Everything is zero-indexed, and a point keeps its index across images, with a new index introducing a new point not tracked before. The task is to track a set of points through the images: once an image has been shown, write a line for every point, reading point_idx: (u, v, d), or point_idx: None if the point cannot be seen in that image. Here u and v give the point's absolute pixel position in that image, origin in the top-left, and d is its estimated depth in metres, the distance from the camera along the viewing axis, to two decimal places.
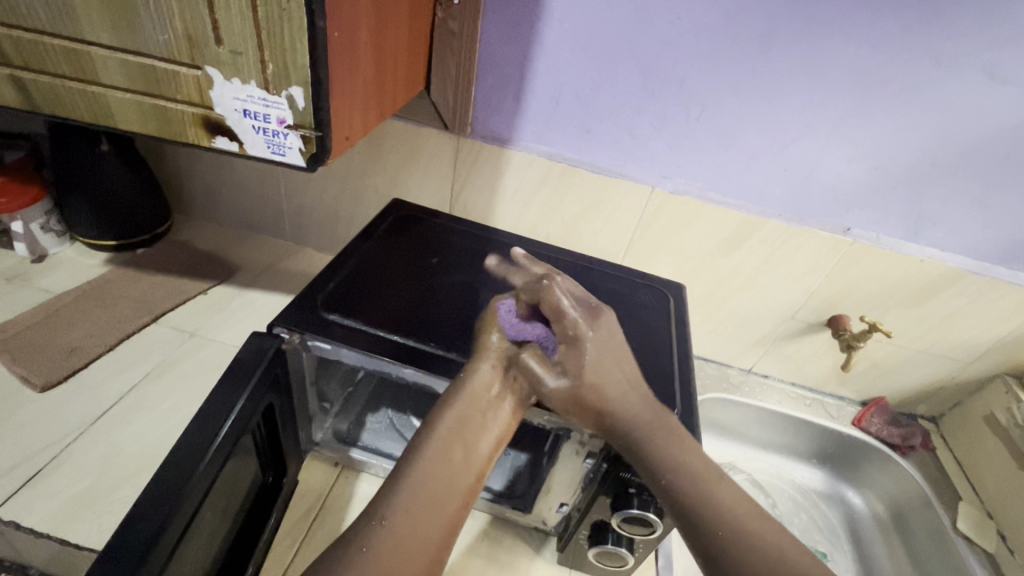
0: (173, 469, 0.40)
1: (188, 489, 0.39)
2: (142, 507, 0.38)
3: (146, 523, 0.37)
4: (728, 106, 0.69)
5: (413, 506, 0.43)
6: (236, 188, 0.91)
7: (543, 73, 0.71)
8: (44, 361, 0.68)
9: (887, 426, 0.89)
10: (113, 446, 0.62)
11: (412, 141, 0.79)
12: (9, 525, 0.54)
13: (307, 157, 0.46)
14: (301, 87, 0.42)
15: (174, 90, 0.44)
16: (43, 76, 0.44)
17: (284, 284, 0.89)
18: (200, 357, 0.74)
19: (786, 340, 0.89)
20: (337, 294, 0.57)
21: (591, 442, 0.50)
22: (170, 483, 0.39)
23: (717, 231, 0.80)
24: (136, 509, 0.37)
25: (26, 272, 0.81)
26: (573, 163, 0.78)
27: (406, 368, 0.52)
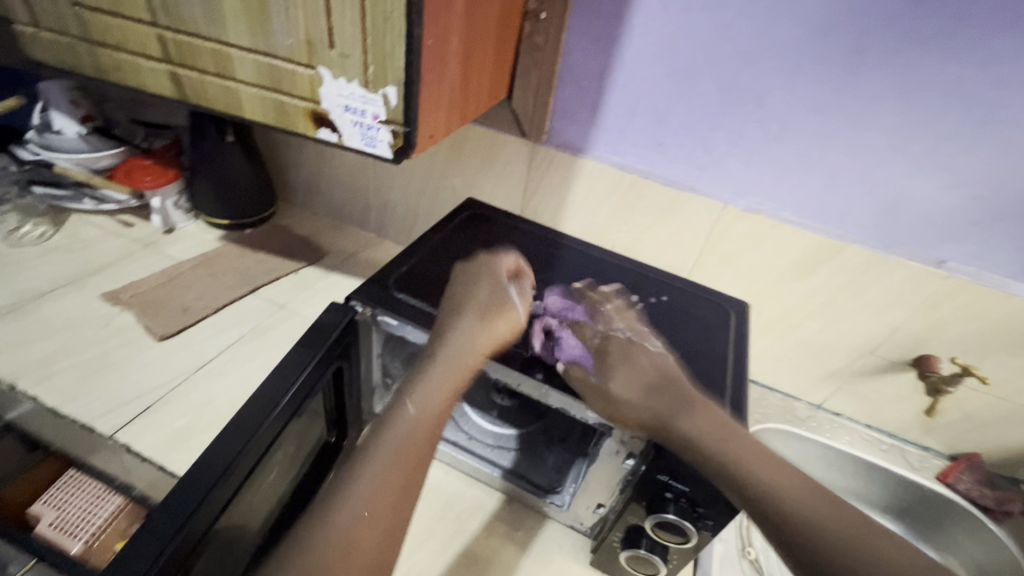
0: (249, 411, 0.46)
1: (263, 428, 0.46)
2: (218, 443, 0.44)
3: (223, 454, 0.43)
4: (811, 125, 0.67)
5: (361, 495, 0.42)
6: (333, 181, 1.01)
7: (621, 85, 0.73)
8: (164, 316, 0.79)
9: (979, 486, 0.81)
10: (209, 394, 0.71)
11: (491, 146, 0.84)
12: (123, 448, 0.64)
13: (394, 150, 0.52)
14: (395, 87, 0.48)
15: (291, 86, 0.51)
16: (193, 72, 0.53)
17: (363, 270, 0.97)
18: (286, 326, 0.83)
19: (864, 377, 0.83)
20: (406, 276, 0.61)
21: (632, 442, 0.50)
22: (240, 429, 0.45)
23: (790, 253, 0.76)
24: (213, 444, 0.44)
25: (158, 241, 0.95)
26: (644, 175, 0.78)
27: None
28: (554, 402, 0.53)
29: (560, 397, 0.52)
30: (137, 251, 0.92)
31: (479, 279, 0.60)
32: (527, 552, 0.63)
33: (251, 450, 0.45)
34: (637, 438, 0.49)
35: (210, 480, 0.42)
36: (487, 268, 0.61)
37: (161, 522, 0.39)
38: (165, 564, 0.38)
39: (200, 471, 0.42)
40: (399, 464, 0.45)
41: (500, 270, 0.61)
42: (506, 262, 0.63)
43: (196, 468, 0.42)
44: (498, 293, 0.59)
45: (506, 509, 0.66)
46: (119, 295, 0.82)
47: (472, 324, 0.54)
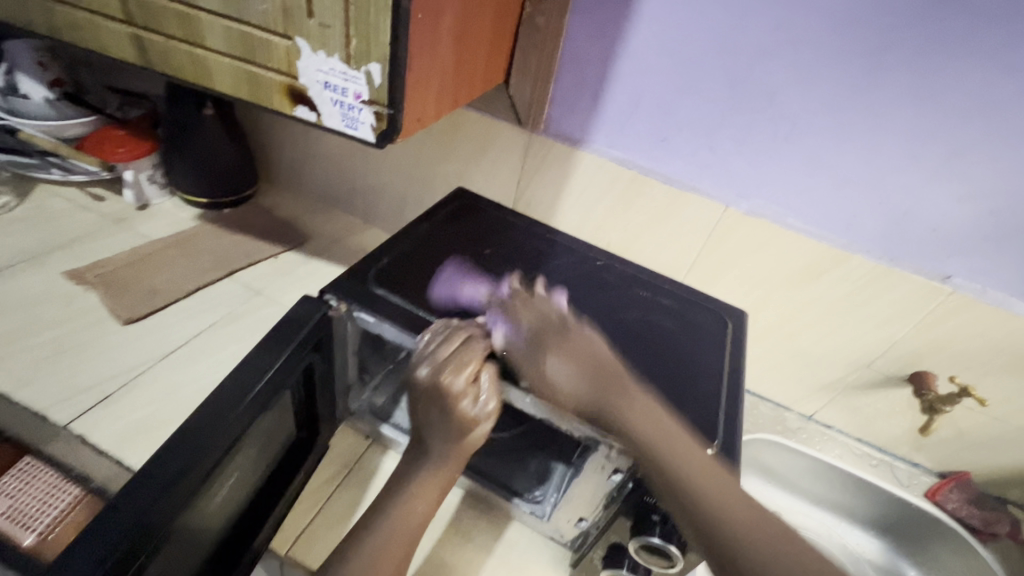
0: (207, 412, 0.43)
1: (222, 431, 0.42)
2: (169, 450, 0.40)
3: (174, 461, 0.40)
4: (822, 128, 0.64)
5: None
6: (319, 162, 0.97)
7: (625, 75, 0.69)
8: (130, 298, 0.75)
9: (968, 506, 0.80)
10: (175, 383, 0.67)
11: (485, 133, 0.80)
12: (77, 439, 0.60)
13: (378, 134, 0.48)
14: (380, 65, 0.44)
15: (266, 57, 0.46)
16: (158, 37, 0.48)
17: (348, 257, 0.93)
18: (262, 314, 0.79)
19: (858, 391, 0.81)
20: (388, 269, 0.57)
21: (619, 459, 0.47)
22: (193, 435, 0.41)
23: (792, 260, 0.73)
24: (164, 451, 0.40)
25: (129, 217, 0.90)
26: (644, 171, 0.75)
27: None
28: (538, 413, 0.49)
29: (545, 408, 0.48)
30: (107, 227, 0.87)
31: (447, 401, 0.50)
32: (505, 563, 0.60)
33: (208, 456, 0.41)
34: (625, 453, 0.47)
35: (159, 488, 0.38)
36: (447, 393, 0.49)
37: (100, 535, 0.36)
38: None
39: (149, 478, 0.39)
40: (391, 550, 0.48)
41: (456, 382, 0.49)
42: (453, 363, 0.49)
43: (145, 474, 0.39)
44: (471, 414, 0.50)
45: (484, 516, 0.64)
46: (84, 274, 0.77)
47: (457, 447, 0.51)
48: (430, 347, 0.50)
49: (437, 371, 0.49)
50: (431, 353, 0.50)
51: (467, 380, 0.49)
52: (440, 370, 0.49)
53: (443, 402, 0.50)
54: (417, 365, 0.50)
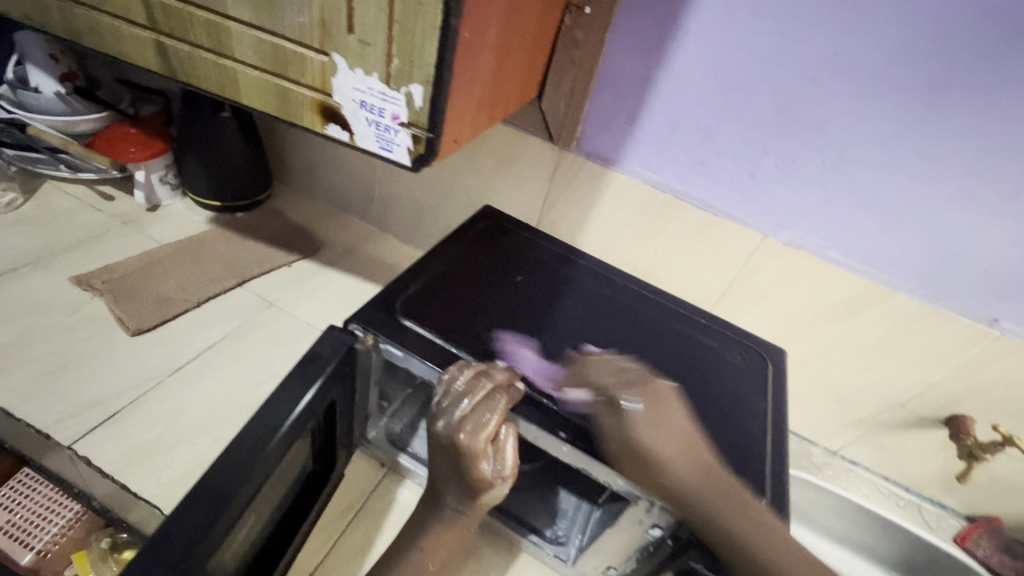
0: (233, 454, 0.40)
1: (248, 475, 0.39)
2: (186, 506, 0.37)
3: (197, 514, 0.36)
4: (873, 160, 0.61)
5: None
6: (335, 168, 0.93)
7: (666, 95, 0.66)
8: (139, 307, 0.72)
9: (1000, 555, 0.77)
10: (185, 401, 0.65)
11: (513, 147, 0.77)
12: (81, 460, 0.58)
13: (414, 157, 0.45)
14: (422, 87, 0.41)
15: (299, 72, 0.43)
16: (183, 45, 0.45)
17: (364, 268, 0.89)
18: (276, 327, 0.76)
19: (889, 430, 0.78)
20: (416, 297, 0.54)
21: (660, 515, 0.44)
22: (211, 486, 0.38)
23: (830, 295, 0.70)
24: (180, 507, 0.37)
25: (139, 219, 0.87)
26: (679, 195, 0.71)
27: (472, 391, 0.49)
28: (574, 463, 0.45)
29: (584, 459, 0.45)
30: (115, 228, 0.83)
31: (463, 461, 0.44)
32: None
33: (233, 506, 0.38)
34: (668, 510, 0.44)
35: (183, 545, 0.35)
36: (464, 453, 0.44)
37: None
38: None
39: (172, 533, 0.36)
40: None
41: (474, 442, 0.44)
42: (471, 422, 0.44)
43: (168, 528, 0.36)
44: (488, 476, 0.45)
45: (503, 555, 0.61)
46: (91, 279, 0.74)
47: (473, 504, 0.47)
48: (447, 401, 0.45)
49: (454, 429, 0.44)
50: (449, 408, 0.45)
51: (487, 441, 0.44)
52: (458, 428, 0.44)
53: (459, 460, 0.45)
54: (434, 419, 0.46)
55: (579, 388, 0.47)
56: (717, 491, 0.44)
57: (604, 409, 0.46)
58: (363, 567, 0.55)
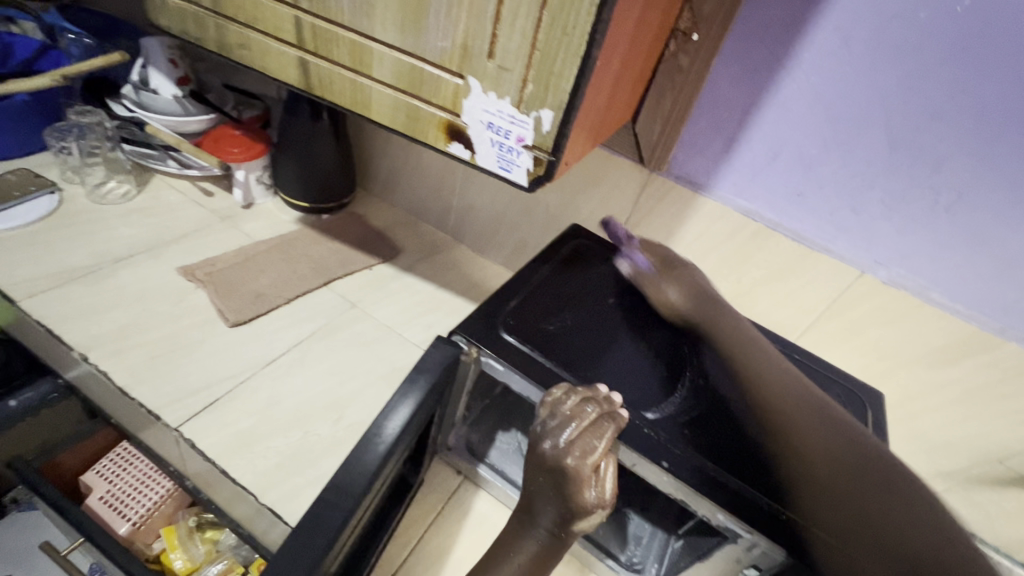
0: (349, 474, 0.44)
1: (361, 493, 0.43)
2: None
3: (323, 526, 0.41)
4: (993, 202, 0.58)
5: None
6: (418, 176, 0.96)
7: (768, 124, 0.65)
8: (236, 300, 0.76)
9: None
10: (277, 394, 0.68)
11: (600, 167, 0.77)
12: (186, 443, 0.61)
13: (532, 178, 0.46)
14: (553, 112, 0.42)
15: (432, 93, 0.45)
16: (325, 62, 0.48)
17: (439, 276, 0.92)
18: (358, 327, 0.79)
19: (982, 485, 0.73)
20: (516, 313, 0.55)
21: (762, 555, 0.44)
22: None
23: (928, 338, 0.67)
24: None
25: (236, 215, 0.92)
26: (771, 225, 0.70)
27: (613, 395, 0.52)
28: (675, 493, 0.46)
29: (685, 490, 0.46)
30: (215, 224, 0.89)
31: (569, 484, 0.47)
32: None
33: (349, 523, 0.42)
34: (770, 554, 0.43)
35: (314, 555, 0.40)
36: (571, 477, 0.46)
37: None
38: None
39: (302, 543, 0.41)
40: None
41: (582, 467, 0.46)
42: (579, 447, 0.46)
43: (298, 537, 0.41)
44: (591, 502, 0.47)
45: None
46: (195, 271, 0.79)
47: (569, 530, 0.49)
48: (554, 422, 0.48)
49: (562, 450, 0.47)
50: (556, 431, 0.47)
51: (592, 467, 0.46)
52: (565, 452, 0.47)
53: (564, 483, 0.47)
54: (541, 439, 0.48)
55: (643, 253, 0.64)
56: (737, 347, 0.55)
57: (652, 275, 0.61)
58: (442, 572, 0.56)
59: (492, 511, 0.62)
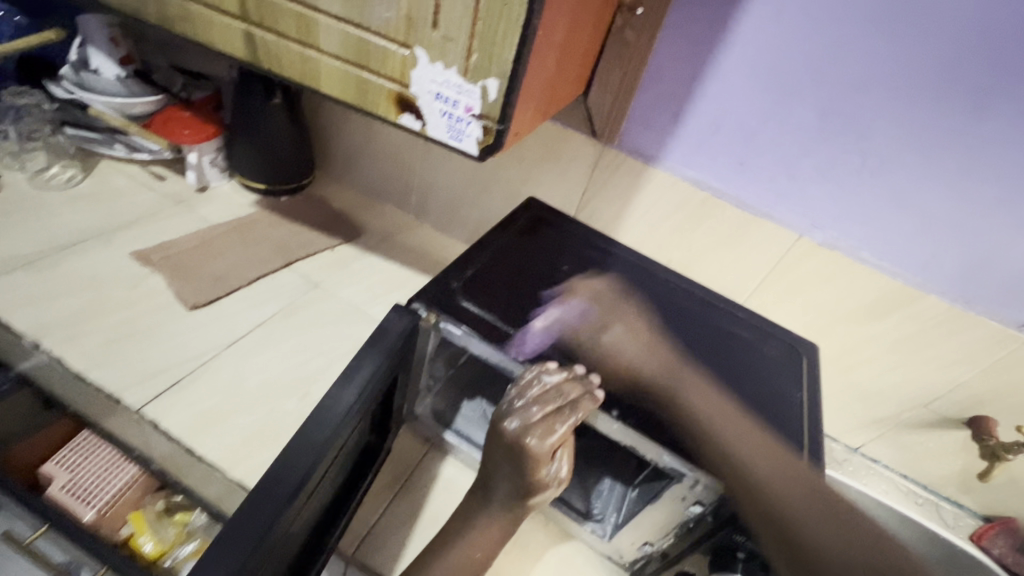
0: (310, 432, 0.44)
1: (323, 450, 0.43)
2: (282, 463, 0.42)
3: None
4: (912, 166, 0.63)
5: None
6: (377, 155, 0.96)
7: (710, 96, 0.68)
8: (194, 283, 0.75)
9: (1014, 553, 0.79)
10: (241, 374, 0.68)
11: (555, 142, 0.79)
12: (149, 423, 0.61)
13: (481, 147, 0.47)
14: (497, 81, 0.43)
15: (380, 64, 0.46)
16: (271, 35, 0.48)
17: (402, 254, 0.92)
18: (322, 307, 0.79)
19: (911, 429, 0.80)
20: (472, 281, 0.58)
21: (703, 492, 0.47)
22: (305, 444, 0.43)
23: (861, 295, 0.72)
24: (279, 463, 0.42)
25: (190, 200, 0.90)
26: (717, 193, 0.74)
27: (615, 422, 0.49)
28: (624, 439, 0.49)
29: (633, 436, 0.49)
30: (169, 208, 0.87)
31: (527, 463, 0.49)
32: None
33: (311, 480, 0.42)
34: (709, 490, 0.47)
35: (276, 508, 0.39)
36: (530, 458, 0.49)
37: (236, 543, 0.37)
38: None
39: None
40: None
41: (541, 448, 0.49)
42: (542, 428, 0.49)
43: (260, 492, 0.40)
44: (545, 479, 0.50)
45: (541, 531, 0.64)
46: (150, 255, 0.77)
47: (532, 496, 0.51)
48: (521, 402, 0.50)
49: (524, 432, 0.49)
50: (522, 412, 0.50)
51: (551, 447, 0.49)
52: (526, 432, 0.49)
53: (521, 462, 0.50)
54: (505, 418, 0.51)
55: (571, 304, 0.58)
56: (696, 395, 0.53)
57: (585, 328, 0.56)
58: (411, 535, 0.58)
59: (459, 475, 0.64)
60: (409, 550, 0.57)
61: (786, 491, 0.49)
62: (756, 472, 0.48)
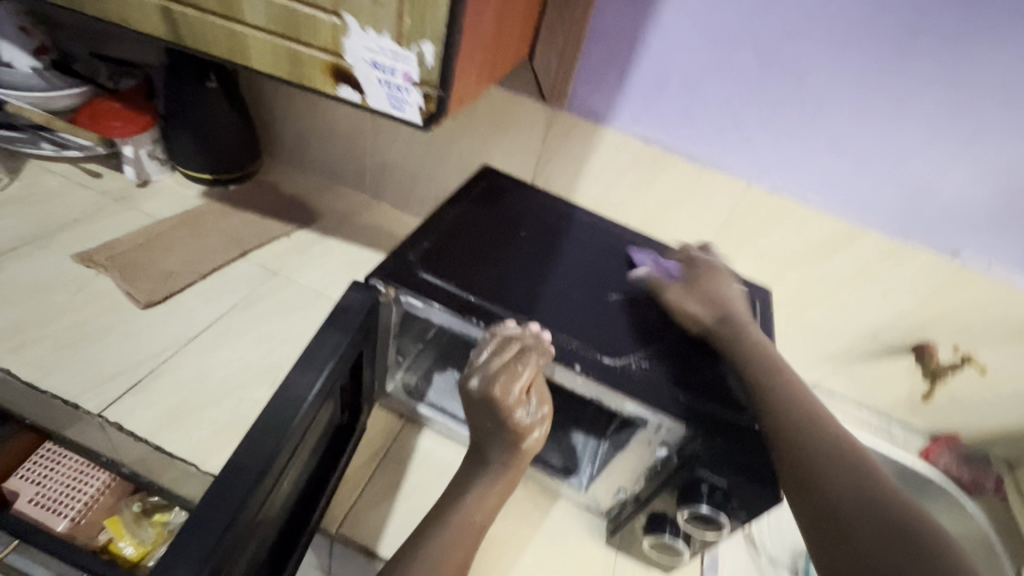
0: (277, 410, 0.43)
1: (291, 426, 0.43)
2: (248, 446, 0.41)
3: None
4: (849, 109, 0.65)
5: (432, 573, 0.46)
6: (326, 136, 0.93)
7: (654, 50, 0.68)
8: (146, 281, 0.73)
9: (957, 464, 0.87)
10: (204, 368, 0.67)
11: (506, 109, 0.78)
12: (112, 426, 0.60)
13: (425, 115, 0.46)
14: (433, 45, 0.43)
15: (310, 35, 0.45)
16: (192, 10, 0.46)
17: (362, 236, 0.91)
18: (283, 294, 0.78)
19: (862, 361, 0.85)
20: (430, 252, 0.57)
21: (668, 433, 0.50)
22: (272, 425, 0.42)
23: (809, 237, 0.75)
24: (245, 445, 0.41)
25: (131, 196, 0.86)
26: (668, 149, 0.75)
27: (627, 403, 0.50)
28: (589, 392, 0.51)
29: (598, 388, 0.51)
30: (110, 206, 0.83)
31: (500, 411, 0.51)
32: (543, 531, 0.63)
33: (281, 459, 0.42)
34: (673, 430, 0.49)
35: (246, 486, 0.39)
36: (499, 405, 0.50)
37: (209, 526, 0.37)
38: (216, 565, 0.36)
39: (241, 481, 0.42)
40: (460, 542, 0.49)
41: (508, 393, 0.50)
42: (505, 375, 0.50)
43: (230, 473, 0.40)
44: (525, 423, 0.52)
45: (522, 490, 0.66)
46: (93, 256, 0.74)
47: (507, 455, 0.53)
48: (483, 356, 0.51)
49: (489, 383, 0.51)
50: (482, 364, 0.51)
51: (519, 391, 0.50)
52: (491, 382, 0.51)
53: (495, 413, 0.51)
54: (471, 376, 0.52)
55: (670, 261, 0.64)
56: (779, 397, 0.49)
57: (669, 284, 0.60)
58: (393, 507, 0.59)
59: (437, 446, 0.66)
60: (393, 522, 0.58)
61: (837, 465, 0.43)
62: (807, 449, 0.44)
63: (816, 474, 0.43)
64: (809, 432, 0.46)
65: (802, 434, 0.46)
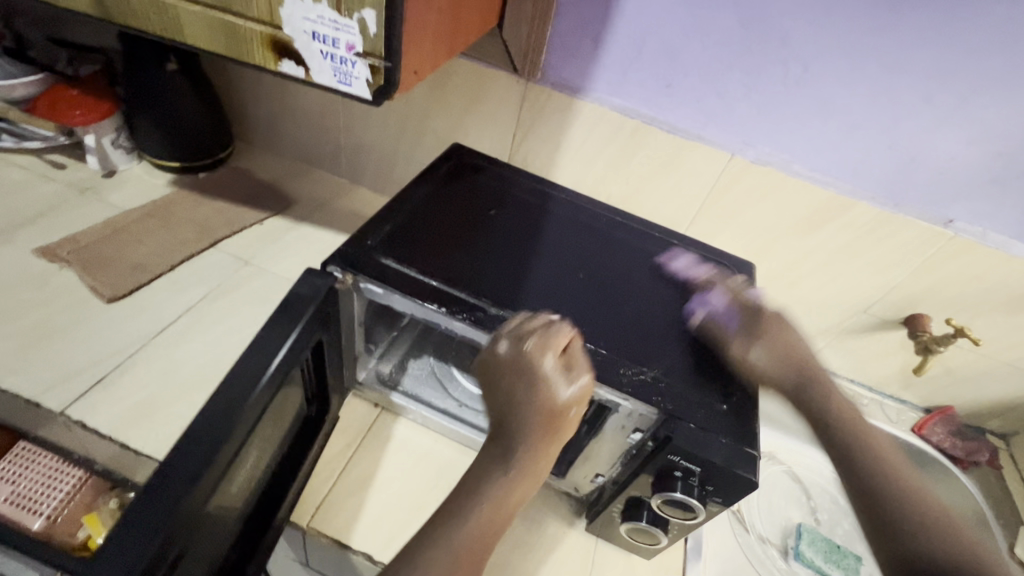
0: (221, 400, 0.41)
1: (235, 415, 0.40)
2: (188, 440, 0.39)
3: None
4: (836, 71, 0.61)
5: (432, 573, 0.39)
6: (297, 119, 0.90)
7: (629, 14, 0.64)
8: (111, 274, 0.71)
9: (951, 437, 0.85)
10: (172, 362, 0.65)
11: (478, 84, 0.75)
12: (76, 423, 0.59)
13: (373, 90, 0.43)
14: (374, 11, 0.39)
15: (245, 6, 0.42)
16: None
17: (338, 221, 0.88)
18: (254, 283, 0.76)
19: (855, 335, 0.83)
20: (392, 237, 0.55)
21: (640, 418, 0.48)
22: (214, 415, 0.40)
23: (797, 209, 0.72)
24: (186, 438, 0.39)
25: (96, 186, 0.83)
26: (647, 120, 0.71)
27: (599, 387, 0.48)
28: None
29: None
30: (74, 198, 0.80)
31: (528, 372, 0.46)
32: (523, 518, 0.61)
33: (224, 452, 0.39)
34: (646, 415, 0.48)
35: (184, 480, 0.37)
36: (526, 363, 0.46)
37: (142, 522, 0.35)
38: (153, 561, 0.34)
39: None
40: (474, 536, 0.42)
41: (538, 350, 0.47)
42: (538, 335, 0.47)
43: (168, 468, 0.37)
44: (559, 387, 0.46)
45: None
46: (55, 250, 0.72)
47: None
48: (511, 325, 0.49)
49: (518, 344, 0.48)
50: (509, 330, 0.49)
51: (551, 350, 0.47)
52: (520, 342, 0.48)
53: (519, 376, 0.47)
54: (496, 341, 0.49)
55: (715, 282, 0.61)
56: (840, 406, 0.52)
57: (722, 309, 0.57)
58: (367, 498, 0.58)
59: (414, 434, 0.64)
60: (366, 513, 0.57)
61: (873, 462, 0.46)
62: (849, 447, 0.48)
63: (859, 468, 0.46)
64: (850, 435, 0.49)
65: (846, 432, 0.49)
